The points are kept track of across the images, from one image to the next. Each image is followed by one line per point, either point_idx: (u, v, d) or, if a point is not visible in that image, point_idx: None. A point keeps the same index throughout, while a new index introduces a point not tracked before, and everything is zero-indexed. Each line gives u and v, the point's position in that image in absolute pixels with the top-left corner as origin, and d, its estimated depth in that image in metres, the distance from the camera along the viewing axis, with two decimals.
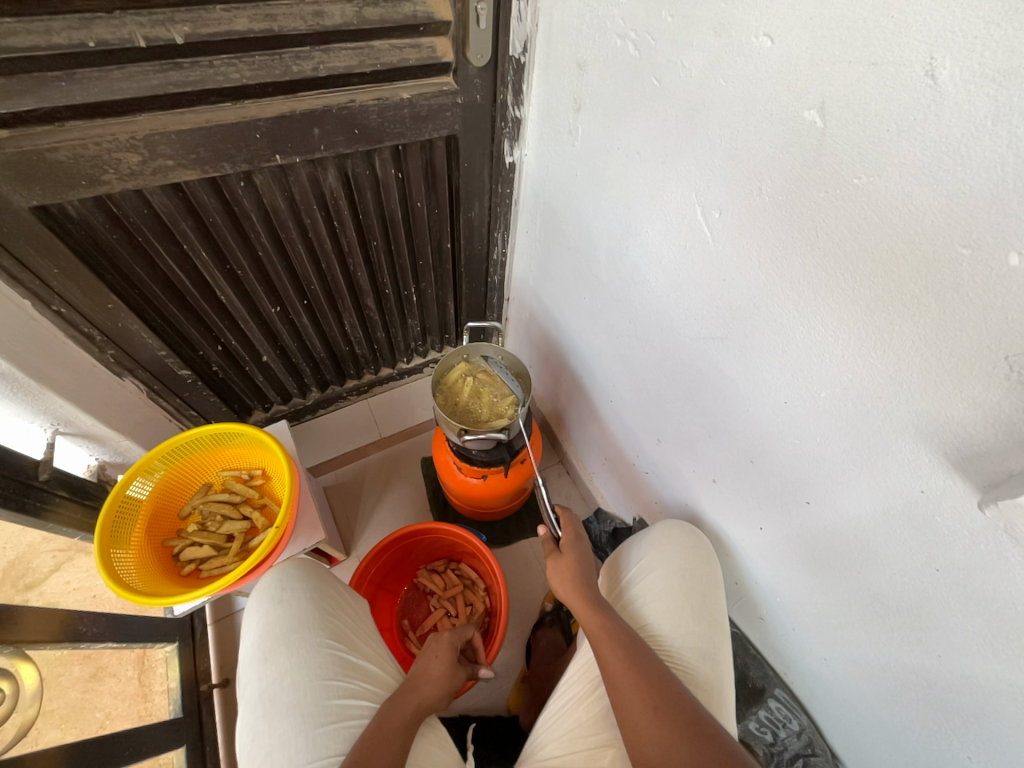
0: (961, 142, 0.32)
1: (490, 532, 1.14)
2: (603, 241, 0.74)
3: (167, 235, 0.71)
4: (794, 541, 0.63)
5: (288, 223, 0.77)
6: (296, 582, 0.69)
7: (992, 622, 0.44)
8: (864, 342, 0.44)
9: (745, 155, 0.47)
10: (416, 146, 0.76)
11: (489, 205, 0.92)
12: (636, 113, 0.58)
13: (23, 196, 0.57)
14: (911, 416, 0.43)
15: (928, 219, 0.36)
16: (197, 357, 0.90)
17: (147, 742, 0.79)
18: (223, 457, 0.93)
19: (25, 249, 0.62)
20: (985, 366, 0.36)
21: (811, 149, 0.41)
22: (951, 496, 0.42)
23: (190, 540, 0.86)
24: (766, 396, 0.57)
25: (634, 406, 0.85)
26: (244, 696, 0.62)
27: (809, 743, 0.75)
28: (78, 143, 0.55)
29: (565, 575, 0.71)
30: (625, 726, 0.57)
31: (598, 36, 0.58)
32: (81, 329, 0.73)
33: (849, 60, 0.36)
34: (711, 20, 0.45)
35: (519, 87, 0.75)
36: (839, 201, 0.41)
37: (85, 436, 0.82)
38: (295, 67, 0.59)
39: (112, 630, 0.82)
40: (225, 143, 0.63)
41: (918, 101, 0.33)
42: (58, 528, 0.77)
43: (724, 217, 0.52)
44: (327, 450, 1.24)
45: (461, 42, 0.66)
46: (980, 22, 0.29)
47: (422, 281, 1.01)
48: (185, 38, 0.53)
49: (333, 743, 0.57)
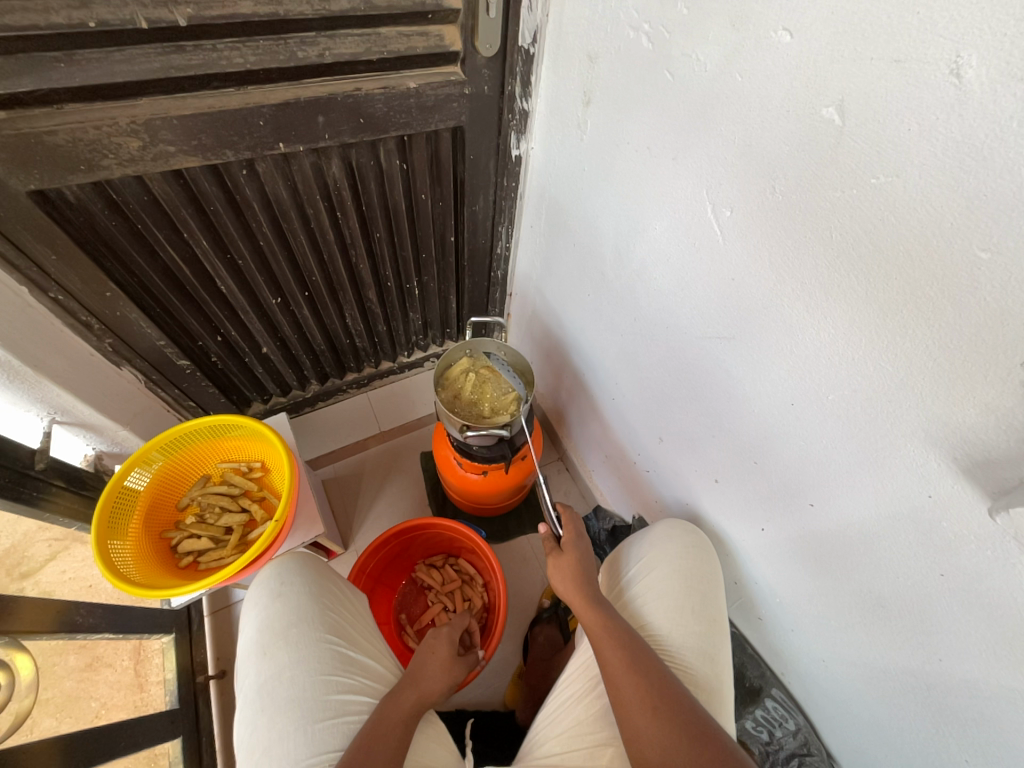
0: (984, 143, 0.31)
1: (490, 529, 1.14)
2: (609, 237, 0.73)
3: (168, 224, 0.69)
4: (795, 542, 0.63)
5: (291, 213, 0.76)
6: (294, 576, 0.69)
7: (996, 627, 0.44)
8: (875, 347, 0.43)
9: (759, 152, 0.46)
10: (422, 136, 0.75)
11: (494, 199, 0.91)
12: (647, 107, 0.57)
13: (20, 180, 0.56)
14: (921, 420, 0.42)
15: (946, 220, 0.35)
16: (196, 347, 0.89)
17: (143, 734, 0.79)
18: (222, 449, 0.92)
19: (23, 234, 0.61)
20: (1000, 371, 0.36)
21: (826, 148, 0.40)
22: (959, 501, 0.42)
23: (188, 532, 0.86)
24: (771, 398, 0.56)
25: (637, 404, 0.84)
26: (243, 689, 0.62)
27: (805, 742, 0.75)
28: (77, 127, 0.54)
29: (566, 573, 0.70)
30: (625, 725, 0.57)
31: (608, 28, 0.58)
32: (79, 317, 0.73)
33: (870, 57, 0.35)
34: (729, 13, 0.44)
35: (527, 79, 0.74)
36: (855, 201, 0.40)
37: (81, 427, 0.81)
38: (300, 53, 0.58)
39: (109, 621, 0.81)
40: (227, 130, 0.61)
41: (940, 100, 0.33)
42: (54, 518, 0.77)
43: (735, 215, 0.51)
44: (326, 442, 1.23)
45: (470, 31, 0.65)
46: (1009, 20, 0.29)
47: (424, 274, 1.00)
48: (188, 20, 0.51)
49: (333, 738, 0.57)
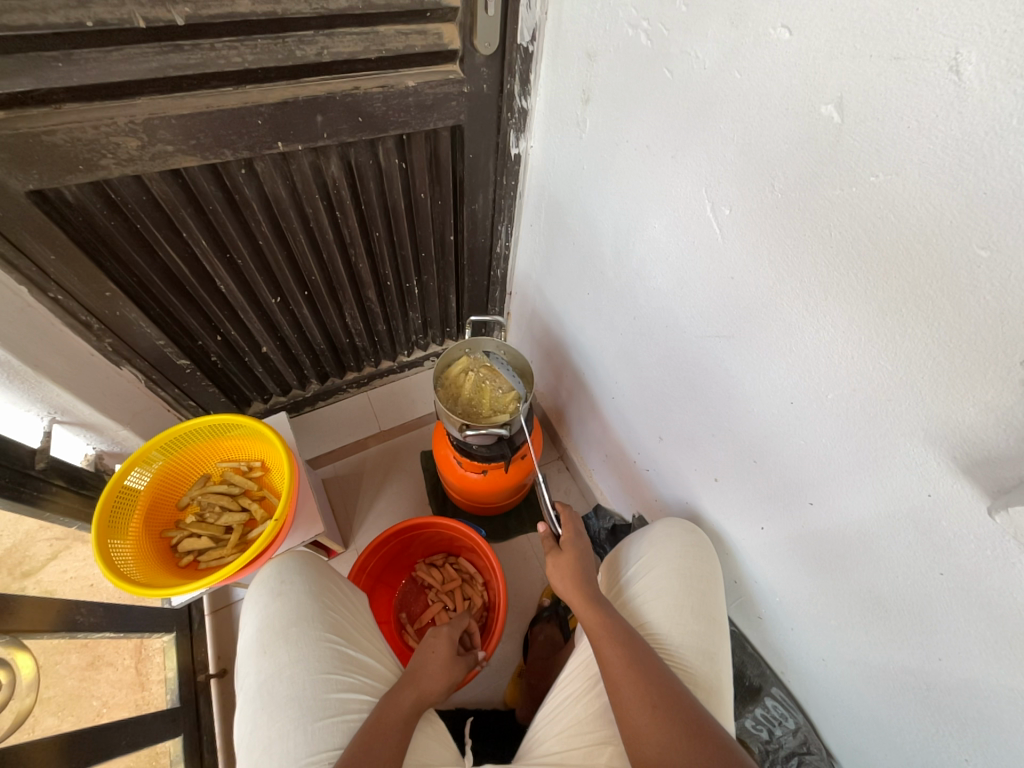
0: (984, 141, 0.31)
1: (490, 528, 1.14)
2: (608, 237, 0.73)
3: (167, 223, 0.69)
4: (795, 541, 0.62)
5: (290, 212, 0.76)
6: (294, 575, 0.69)
7: (995, 626, 0.44)
8: (874, 346, 0.43)
9: (758, 151, 0.46)
10: (421, 135, 0.75)
11: (494, 197, 0.91)
12: (646, 105, 0.57)
13: (19, 181, 0.56)
14: (920, 419, 0.42)
15: (946, 219, 0.35)
16: (195, 347, 0.90)
17: (144, 732, 0.79)
18: (222, 448, 0.92)
19: (22, 234, 0.61)
20: (1000, 370, 0.36)
21: (826, 145, 0.40)
22: (959, 500, 0.42)
23: (188, 531, 0.86)
24: (771, 396, 0.56)
25: (637, 403, 0.84)
26: (243, 688, 0.62)
27: (804, 741, 0.75)
28: (75, 126, 0.54)
29: (565, 572, 0.70)
30: (624, 724, 0.57)
31: (607, 26, 0.57)
32: (79, 317, 0.73)
33: (869, 54, 0.35)
34: (728, 11, 0.44)
35: (527, 77, 0.74)
36: (854, 200, 0.40)
37: (82, 426, 0.81)
38: (298, 52, 0.58)
39: (110, 620, 0.81)
40: (226, 130, 0.61)
41: (940, 97, 0.32)
42: (55, 517, 0.77)
43: (734, 214, 0.51)
44: (327, 441, 1.23)
45: (468, 29, 0.65)
46: (1008, 17, 0.28)
47: (423, 273, 1.00)
48: (186, 19, 0.51)
49: (332, 737, 0.57)
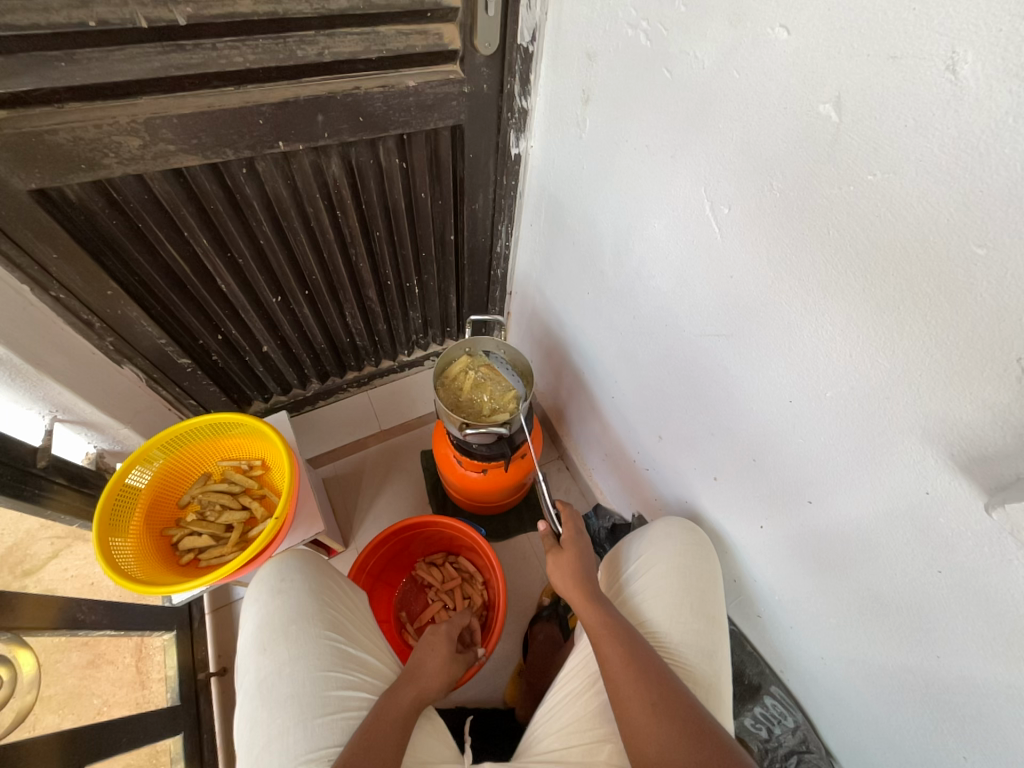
0: (980, 139, 0.32)
1: (490, 527, 1.14)
2: (608, 236, 0.73)
3: (168, 222, 0.70)
4: (794, 540, 0.63)
5: (291, 211, 0.76)
6: (295, 573, 0.69)
7: (994, 624, 0.44)
8: (872, 344, 0.43)
9: (757, 151, 0.46)
10: (421, 135, 0.75)
11: (494, 197, 0.91)
12: (645, 104, 0.57)
13: (22, 179, 0.57)
14: (917, 417, 0.42)
15: (943, 217, 0.35)
16: (196, 345, 0.90)
17: (145, 730, 0.80)
18: (223, 447, 0.92)
19: (24, 233, 0.61)
20: (997, 367, 0.36)
21: (824, 144, 0.40)
22: (957, 498, 0.42)
23: (188, 529, 0.86)
24: (770, 395, 0.57)
25: (636, 402, 0.84)
26: (243, 685, 0.62)
27: (804, 739, 0.76)
28: (78, 125, 0.54)
29: (566, 570, 0.71)
30: (623, 721, 0.57)
31: (606, 26, 0.58)
32: (80, 316, 0.73)
33: (866, 54, 0.35)
34: (727, 11, 0.44)
35: (527, 77, 0.74)
36: (852, 198, 0.40)
37: (83, 424, 0.82)
38: (299, 52, 0.58)
39: (111, 618, 0.81)
40: (228, 129, 0.62)
41: (937, 96, 0.33)
42: (56, 515, 0.77)
43: (733, 213, 0.52)
44: (327, 440, 1.23)
45: (469, 30, 0.65)
46: (1003, 16, 0.29)
47: (423, 273, 1.01)
48: (188, 19, 0.52)
49: (332, 734, 0.57)
